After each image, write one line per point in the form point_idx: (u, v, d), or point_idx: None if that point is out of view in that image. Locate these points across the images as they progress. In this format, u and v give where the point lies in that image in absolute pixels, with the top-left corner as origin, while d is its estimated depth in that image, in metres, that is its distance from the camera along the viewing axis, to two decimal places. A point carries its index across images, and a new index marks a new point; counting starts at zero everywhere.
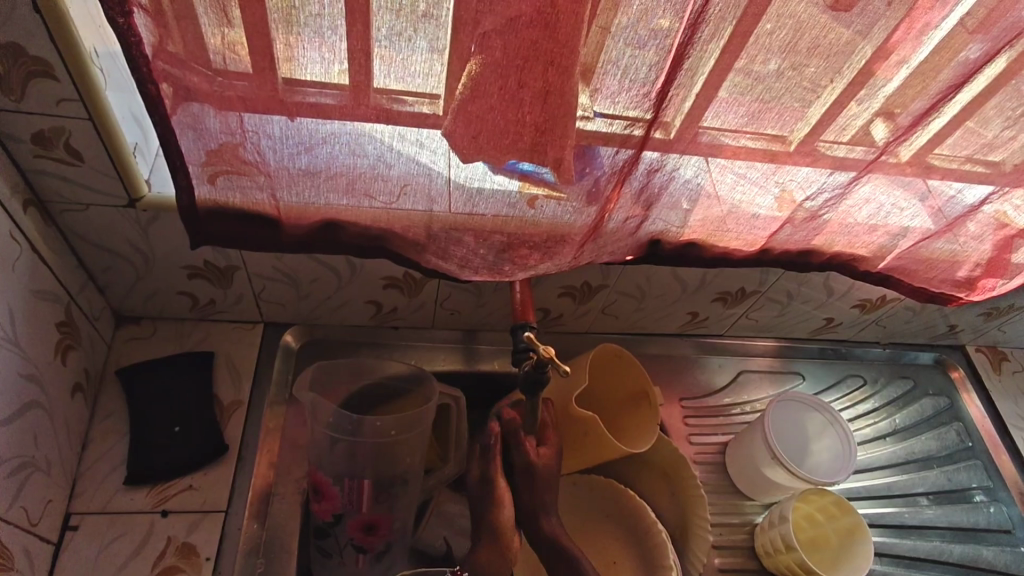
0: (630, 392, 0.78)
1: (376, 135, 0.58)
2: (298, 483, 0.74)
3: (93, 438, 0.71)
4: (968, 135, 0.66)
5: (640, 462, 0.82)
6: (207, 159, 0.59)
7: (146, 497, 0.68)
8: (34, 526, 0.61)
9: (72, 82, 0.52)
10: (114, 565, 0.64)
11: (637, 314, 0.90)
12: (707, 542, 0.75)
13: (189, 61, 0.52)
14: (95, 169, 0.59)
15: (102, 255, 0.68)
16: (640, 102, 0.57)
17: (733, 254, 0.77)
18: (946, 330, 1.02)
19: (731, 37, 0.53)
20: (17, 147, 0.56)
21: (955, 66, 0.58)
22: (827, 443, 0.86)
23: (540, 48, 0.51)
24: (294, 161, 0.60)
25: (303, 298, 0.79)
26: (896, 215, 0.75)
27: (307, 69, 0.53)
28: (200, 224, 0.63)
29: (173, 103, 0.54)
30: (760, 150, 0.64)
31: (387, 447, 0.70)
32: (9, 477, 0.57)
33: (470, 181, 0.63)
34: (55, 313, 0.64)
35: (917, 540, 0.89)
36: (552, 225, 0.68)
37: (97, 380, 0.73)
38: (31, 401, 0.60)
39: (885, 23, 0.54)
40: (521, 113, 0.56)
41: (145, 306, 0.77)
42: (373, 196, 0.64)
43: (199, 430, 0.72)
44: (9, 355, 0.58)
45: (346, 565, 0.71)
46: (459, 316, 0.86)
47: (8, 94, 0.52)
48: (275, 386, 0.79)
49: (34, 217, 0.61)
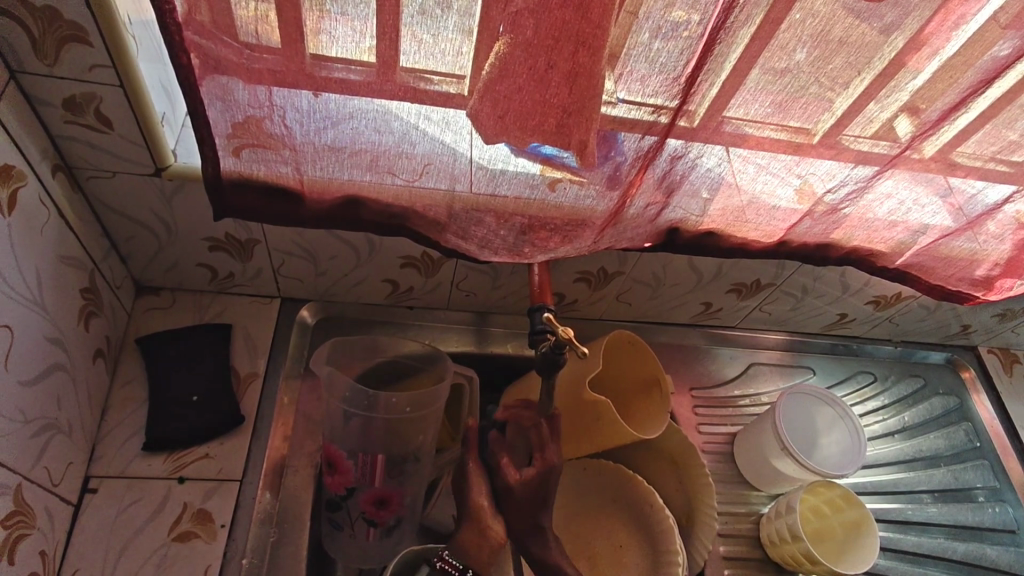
0: (642, 379, 0.79)
1: (402, 113, 0.59)
2: (311, 456, 0.76)
3: (112, 403, 0.72)
4: (994, 133, 0.65)
5: (649, 448, 0.82)
6: (232, 131, 0.59)
7: (163, 464, 0.69)
8: (56, 487, 0.62)
9: (106, 48, 0.52)
10: (132, 528, 0.66)
11: (651, 303, 0.90)
12: (713, 530, 0.76)
13: (219, 33, 0.52)
14: (125, 138, 0.60)
15: (126, 223, 0.69)
16: (669, 88, 0.57)
17: (751, 246, 0.77)
18: (958, 330, 1.02)
19: (763, 24, 0.53)
20: (46, 112, 0.57)
21: (984, 62, 0.57)
22: (836, 437, 0.86)
23: (570, 30, 0.51)
24: (319, 135, 0.60)
25: (321, 274, 0.79)
26: (916, 212, 0.74)
27: (336, 45, 0.53)
28: (223, 196, 0.64)
29: (201, 73, 0.54)
30: (784, 142, 0.64)
31: (401, 424, 0.71)
32: (32, 439, 0.58)
33: (493, 162, 0.63)
34: (79, 279, 0.65)
35: (921, 536, 0.89)
36: (573, 209, 0.68)
37: (117, 347, 0.74)
38: (55, 364, 0.61)
39: (919, 14, 0.53)
40: (548, 94, 0.55)
41: (165, 276, 0.78)
42: (395, 174, 0.64)
43: (216, 401, 0.74)
44: (36, 317, 0.58)
45: (356, 537, 0.72)
46: (473, 298, 0.86)
47: (42, 59, 0.52)
48: (290, 361, 0.80)
49: (62, 183, 0.62)
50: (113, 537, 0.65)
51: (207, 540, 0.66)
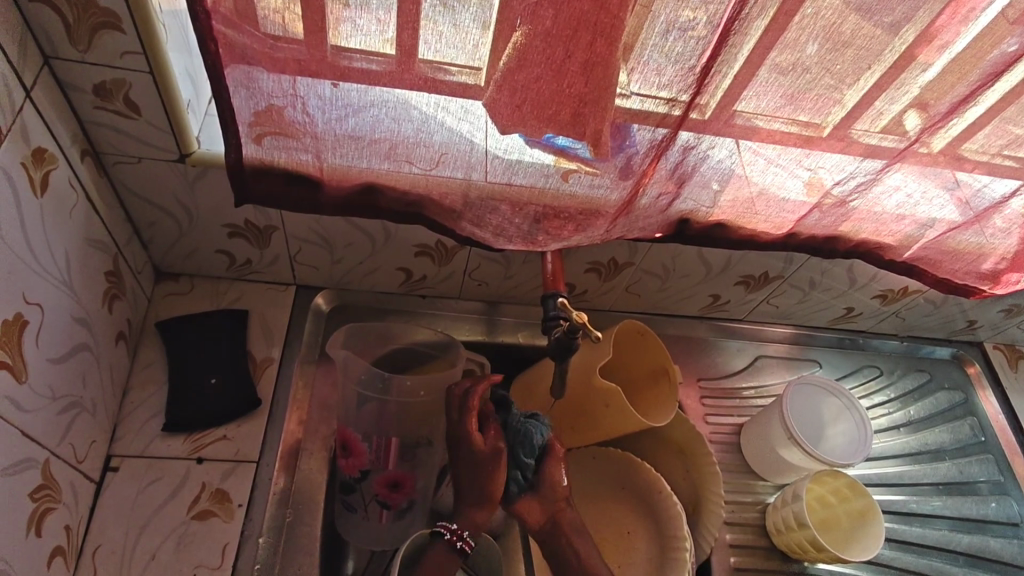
0: (650, 369, 0.80)
1: (421, 104, 0.60)
2: (325, 440, 0.77)
3: (133, 385, 0.73)
4: (1001, 128, 0.66)
5: (657, 437, 0.84)
6: (255, 119, 0.60)
7: (182, 445, 0.71)
8: (80, 464, 0.64)
9: (137, 35, 0.54)
10: (152, 506, 0.67)
11: (660, 294, 0.91)
12: (719, 517, 0.77)
13: (245, 23, 0.53)
14: (151, 124, 0.61)
15: (150, 209, 0.70)
16: (683, 79, 0.58)
17: (760, 238, 0.79)
18: (964, 326, 1.02)
19: (776, 17, 0.54)
20: (77, 98, 0.58)
21: (993, 57, 0.58)
22: (841, 428, 0.87)
23: (588, 21, 0.52)
24: (340, 124, 0.62)
25: (336, 262, 0.81)
26: (924, 205, 0.75)
27: (358, 35, 0.54)
28: (245, 182, 0.65)
29: (227, 61, 0.55)
30: (794, 135, 0.65)
31: (415, 408, 0.72)
32: (59, 416, 0.60)
33: (509, 152, 0.65)
34: (104, 262, 0.67)
35: (925, 527, 0.90)
36: (586, 198, 0.70)
37: (137, 331, 0.76)
38: (80, 344, 0.63)
39: (930, 8, 0.54)
40: (564, 84, 0.57)
41: (184, 263, 0.79)
42: (413, 162, 0.65)
43: (235, 385, 0.75)
44: (64, 298, 0.60)
45: (369, 519, 0.74)
46: (485, 288, 0.88)
47: (75, 44, 0.54)
48: (306, 347, 0.82)
49: (90, 168, 0.63)
50: (135, 514, 0.66)
51: (226, 519, 0.68)
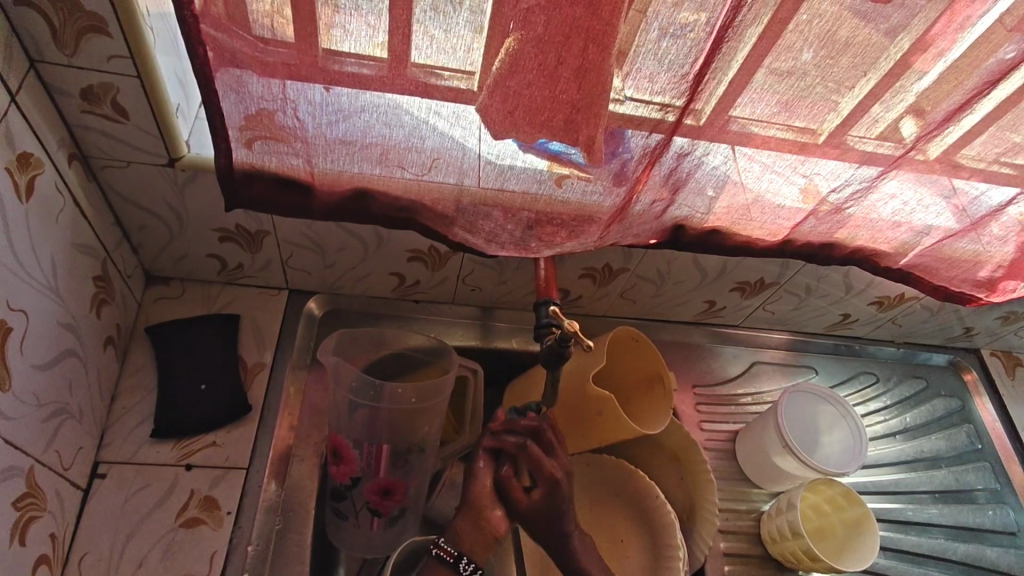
0: (645, 377, 0.79)
1: (412, 109, 0.59)
2: (317, 446, 0.77)
3: (122, 390, 0.73)
4: (998, 136, 0.66)
5: (652, 444, 0.83)
6: (245, 123, 0.60)
7: (171, 451, 0.70)
8: (66, 471, 0.63)
9: (124, 39, 0.53)
10: (140, 513, 0.66)
11: (655, 300, 0.91)
12: (714, 527, 0.76)
13: (234, 27, 0.53)
14: (140, 128, 0.61)
15: (140, 213, 0.70)
16: (676, 85, 0.57)
17: (755, 244, 0.78)
18: (961, 332, 1.02)
19: (771, 23, 0.53)
20: (64, 101, 0.58)
21: (990, 65, 0.58)
22: (836, 437, 0.87)
23: (581, 26, 0.52)
24: (331, 129, 0.61)
25: (328, 267, 0.80)
26: (920, 213, 0.75)
27: (348, 40, 0.54)
28: (235, 187, 0.65)
29: (216, 65, 0.55)
30: (789, 142, 0.65)
31: (407, 415, 0.72)
32: (44, 422, 0.59)
33: (502, 158, 0.64)
34: (92, 267, 0.66)
35: (921, 536, 0.90)
36: (579, 205, 0.69)
37: (126, 335, 0.75)
38: (67, 349, 0.62)
39: (926, 15, 0.54)
40: (556, 90, 0.56)
41: (175, 267, 0.79)
42: (405, 167, 0.65)
43: (226, 391, 0.74)
44: (49, 303, 0.59)
45: (360, 527, 0.73)
46: (479, 293, 0.87)
47: (62, 48, 0.53)
48: (298, 352, 0.81)
49: (77, 171, 0.63)
50: (122, 521, 0.66)
51: (214, 527, 0.67)
